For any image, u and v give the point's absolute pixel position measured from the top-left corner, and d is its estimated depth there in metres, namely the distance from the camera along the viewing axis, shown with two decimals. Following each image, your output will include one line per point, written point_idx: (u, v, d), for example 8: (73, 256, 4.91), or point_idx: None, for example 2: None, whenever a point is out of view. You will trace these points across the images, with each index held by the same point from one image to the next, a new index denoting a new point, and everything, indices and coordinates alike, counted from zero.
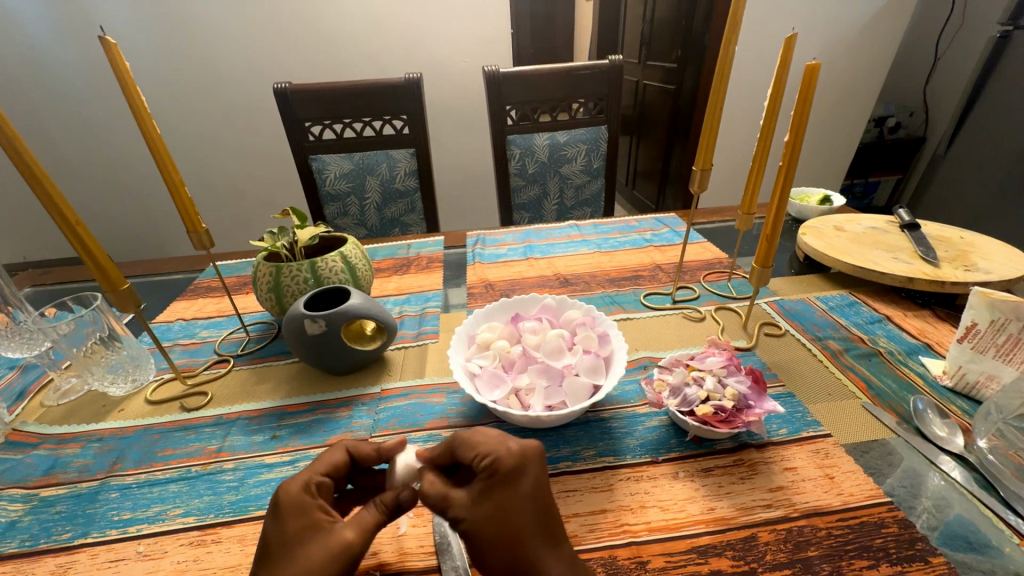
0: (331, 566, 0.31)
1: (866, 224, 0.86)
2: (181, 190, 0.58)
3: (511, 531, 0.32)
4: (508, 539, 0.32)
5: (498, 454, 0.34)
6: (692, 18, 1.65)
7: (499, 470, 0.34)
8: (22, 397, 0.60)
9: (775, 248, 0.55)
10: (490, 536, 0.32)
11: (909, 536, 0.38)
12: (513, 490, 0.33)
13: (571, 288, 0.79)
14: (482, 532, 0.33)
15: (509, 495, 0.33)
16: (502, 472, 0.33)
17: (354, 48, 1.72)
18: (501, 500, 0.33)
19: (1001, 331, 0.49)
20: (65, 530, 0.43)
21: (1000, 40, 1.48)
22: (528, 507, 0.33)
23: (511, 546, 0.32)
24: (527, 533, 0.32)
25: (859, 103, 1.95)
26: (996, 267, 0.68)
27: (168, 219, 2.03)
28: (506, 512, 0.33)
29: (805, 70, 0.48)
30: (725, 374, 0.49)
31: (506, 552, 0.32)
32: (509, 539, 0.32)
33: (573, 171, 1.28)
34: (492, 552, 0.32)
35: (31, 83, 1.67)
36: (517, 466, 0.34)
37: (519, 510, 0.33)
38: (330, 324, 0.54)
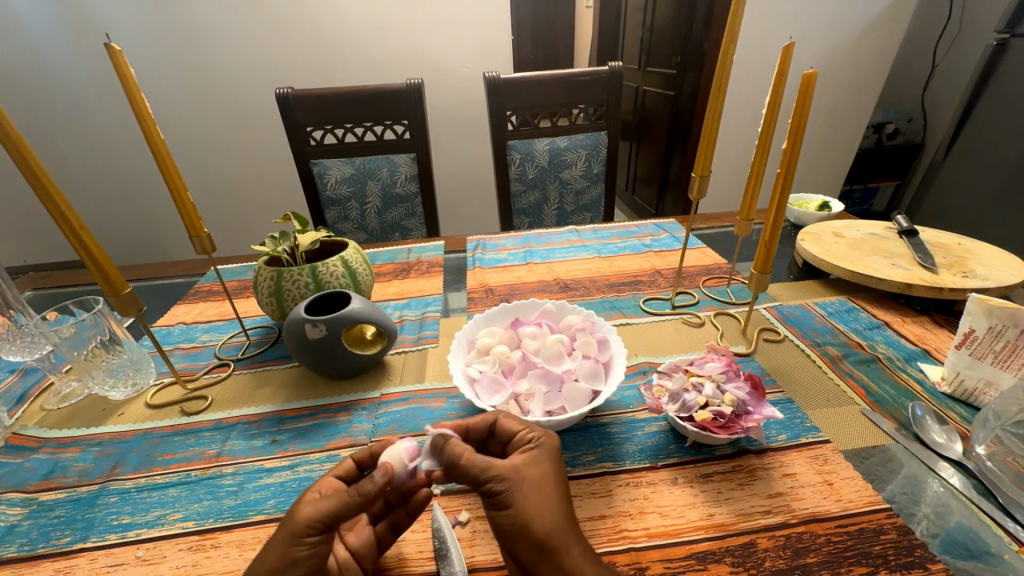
0: (282, 535, 0.34)
1: (865, 230, 0.86)
2: (184, 195, 0.58)
3: (554, 492, 0.36)
4: (552, 498, 0.36)
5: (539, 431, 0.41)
6: (692, 25, 1.66)
7: (545, 441, 0.40)
8: (22, 400, 0.60)
9: (774, 254, 0.55)
10: (538, 491, 0.36)
11: (908, 543, 0.38)
12: (554, 460, 0.39)
13: (570, 293, 0.80)
14: (531, 488, 0.36)
15: (552, 464, 0.38)
16: (548, 444, 0.39)
17: (356, 53, 1.73)
18: (547, 464, 0.38)
19: (999, 338, 0.49)
20: (64, 535, 0.43)
21: (998, 47, 1.49)
22: (563, 477, 0.38)
23: (554, 505, 0.35)
24: (564, 497, 0.37)
25: (860, 109, 1.95)
26: (993, 273, 0.69)
27: (168, 222, 2.03)
28: (550, 474, 0.37)
29: (803, 78, 0.49)
30: (724, 380, 0.49)
31: (550, 509, 0.35)
32: (553, 498, 0.36)
33: (573, 176, 1.29)
34: (536, 509, 0.35)
35: (35, 88, 1.68)
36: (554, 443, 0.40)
37: (560, 477, 0.38)
38: (331, 329, 0.54)
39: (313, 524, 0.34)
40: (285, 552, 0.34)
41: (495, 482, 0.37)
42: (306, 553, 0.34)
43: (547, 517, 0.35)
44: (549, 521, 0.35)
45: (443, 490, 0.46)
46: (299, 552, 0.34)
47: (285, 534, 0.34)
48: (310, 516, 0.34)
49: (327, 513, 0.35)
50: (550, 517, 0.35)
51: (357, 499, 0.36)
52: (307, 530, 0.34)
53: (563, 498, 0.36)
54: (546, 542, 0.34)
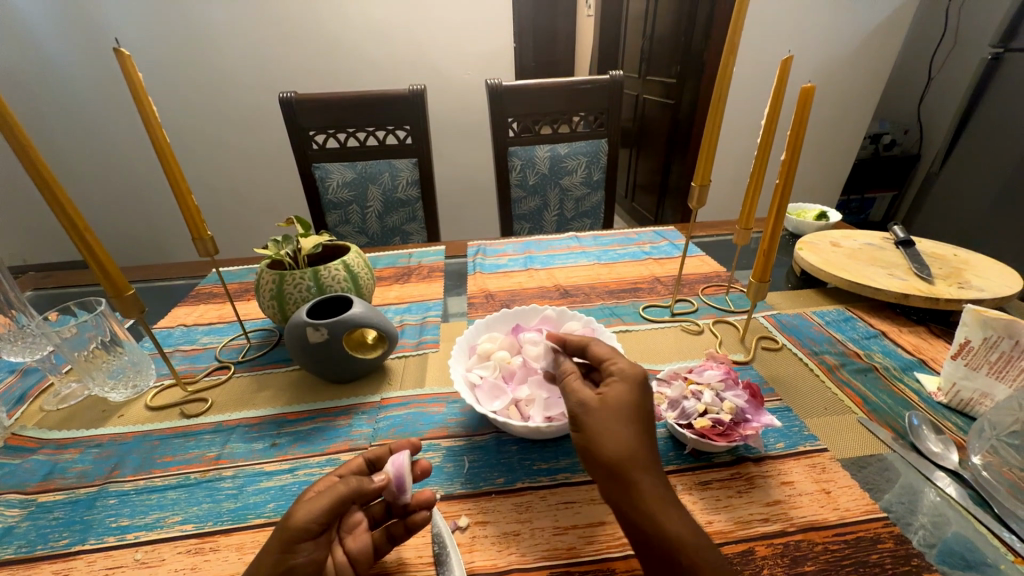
0: (275, 542, 0.34)
1: (862, 240, 0.87)
2: (187, 197, 0.59)
3: (636, 424, 0.37)
4: (632, 428, 0.37)
5: (630, 366, 0.41)
6: (692, 35, 1.69)
7: (631, 374, 0.40)
8: (22, 400, 0.60)
9: (772, 263, 0.55)
10: (618, 421, 0.37)
11: (905, 552, 0.39)
12: (641, 395, 0.39)
13: (570, 299, 0.80)
14: (611, 418, 0.37)
15: (639, 398, 0.38)
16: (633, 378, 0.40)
17: (359, 59, 1.74)
18: (633, 397, 0.38)
19: (993, 349, 0.49)
20: (62, 537, 0.43)
21: (993, 61, 1.52)
22: (648, 412, 0.38)
23: (633, 436, 0.36)
24: (645, 430, 0.37)
25: (858, 119, 1.97)
26: (989, 285, 0.69)
27: (169, 224, 2.04)
28: (635, 408, 0.38)
29: (801, 92, 0.49)
30: (723, 388, 0.49)
31: (630, 439, 0.36)
32: (632, 429, 0.36)
33: (573, 183, 1.30)
34: (614, 437, 0.36)
35: (39, 89, 1.69)
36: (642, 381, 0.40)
37: (643, 412, 0.38)
38: (332, 333, 0.55)
39: (306, 528, 0.34)
40: (278, 561, 0.33)
41: (578, 404, 0.39)
42: (302, 561, 0.34)
43: (625, 446, 0.35)
44: (626, 451, 0.35)
45: (443, 495, 0.46)
46: (295, 558, 0.34)
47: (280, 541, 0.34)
48: (304, 519, 0.34)
49: (319, 514, 0.35)
50: (626, 446, 0.35)
51: (348, 494, 0.36)
52: (300, 536, 0.34)
53: (644, 431, 0.37)
54: (619, 468, 0.35)
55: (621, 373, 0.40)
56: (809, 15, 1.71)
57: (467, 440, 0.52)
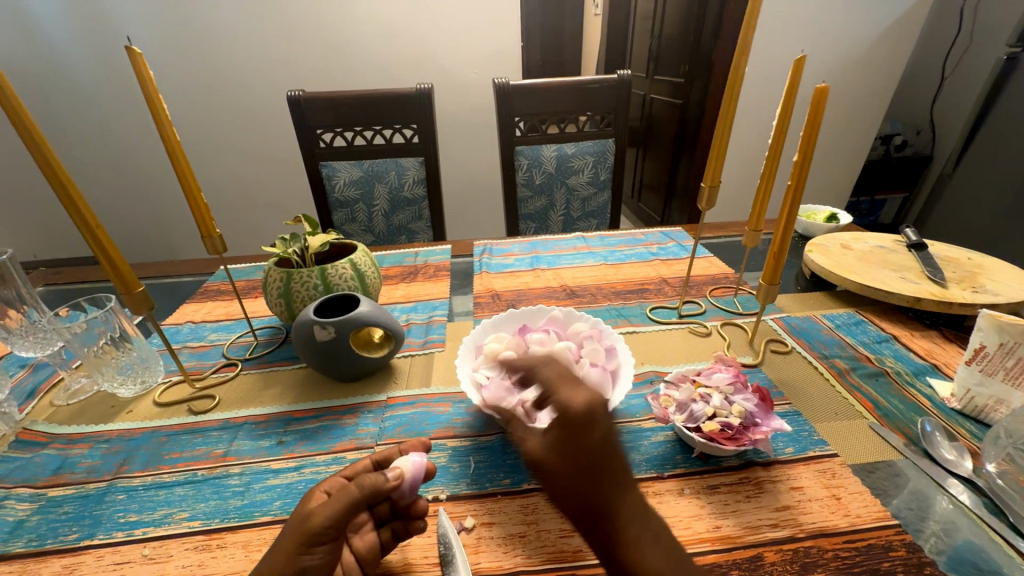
0: (289, 541, 0.34)
1: (873, 243, 0.86)
2: (197, 195, 0.59)
3: (585, 469, 0.32)
4: (581, 475, 0.32)
5: (574, 401, 0.37)
6: (700, 35, 1.67)
7: (570, 410, 0.36)
8: (32, 395, 0.61)
9: (783, 265, 0.55)
10: (566, 470, 0.33)
11: (917, 560, 0.38)
12: (585, 433, 0.34)
13: (577, 299, 0.80)
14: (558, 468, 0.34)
15: (581, 438, 0.34)
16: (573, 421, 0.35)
17: (367, 57, 1.75)
18: (575, 440, 0.34)
19: (1009, 355, 0.48)
20: (71, 531, 0.43)
21: (1008, 61, 1.49)
22: (599, 448, 0.33)
23: (584, 481, 0.32)
24: (598, 468, 0.32)
25: (869, 120, 1.95)
26: (1004, 289, 0.68)
27: (177, 221, 2.06)
28: (580, 449, 0.33)
29: (815, 92, 0.49)
30: (731, 392, 0.49)
31: (581, 487, 0.32)
32: (581, 476, 0.32)
33: (579, 183, 1.29)
34: (567, 488, 0.32)
35: (51, 87, 1.71)
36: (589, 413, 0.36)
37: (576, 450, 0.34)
38: (340, 332, 0.55)
39: (320, 531, 0.34)
40: (292, 561, 0.33)
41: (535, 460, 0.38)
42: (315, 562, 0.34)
43: (578, 494, 0.32)
44: (582, 499, 0.31)
45: (449, 495, 0.46)
46: (308, 560, 0.33)
47: (293, 542, 0.33)
48: (318, 521, 0.34)
49: (334, 516, 0.34)
50: (582, 495, 0.31)
51: (361, 497, 0.35)
52: (317, 538, 0.34)
53: (594, 472, 0.32)
54: (580, 517, 0.31)
55: (564, 414, 0.36)
56: (820, 15, 1.69)
57: (473, 440, 0.52)
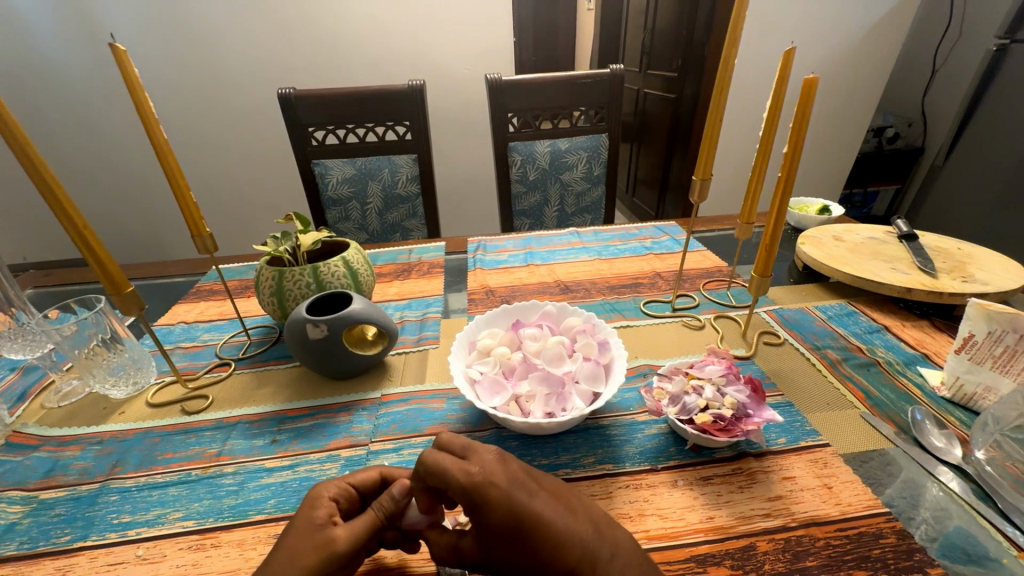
0: (313, 560, 0.33)
1: (865, 234, 0.87)
2: (187, 195, 0.59)
3: (512, 534, 0.31)
4: (518, 537, 0.30)
5: (467, 474, 0.32)
6: (693, 29, 1.67)
7: (474, 490, 0.31)
8: (22, 398, 0.60)
9: (774, 257, 0.55)
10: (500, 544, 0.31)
11: (907, 547, 0.39)
12: (491, 508, 0.31)
13: (571, 295, 0.80)
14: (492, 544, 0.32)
15: (491, 511, 0.31)
16: (473, 498, 0.31)
17: (356, 54, 1.73)
18: (487, 517, 0.31)
19: (998, 343, 0.49)
20: (64, 533, 0.43)
21: (999, 52, 1.50)
22: (517, 507, 0.31)
23: (524, 544, 0.30)
24: (526, 525, 0.30)
25: (861, 112, 1.96)
26: (994, 278, 0.69)
27: (169, 221, 2.04)
28: (500, 521, 0.31)
29: (804, 83, 0.49)
30: (724, 383, 0.49)
31: (520, 550, 0.31)
32: (514, 542, 0.31)
33: (573, 178, 1.29)
34: (518, 560, 0.31)
35: (38, 87, 1.68)
36: (487, 479, 0.32)
37: (496, 528, 0.31)
38: (332, 330, 0.54)
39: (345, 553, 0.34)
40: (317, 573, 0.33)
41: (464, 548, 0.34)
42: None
43: (524, 557, 0.31)
44: (528, 559, 0.31)
45: None
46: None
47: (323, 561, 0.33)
48: (344, 543, 0.34)
49: (357, 538, 0.35)
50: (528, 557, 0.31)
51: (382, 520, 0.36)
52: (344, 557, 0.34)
53: (523, 532, 0.30)
54: None
55: (458, 497, 0.32)
56: (811, 8, 1.69)
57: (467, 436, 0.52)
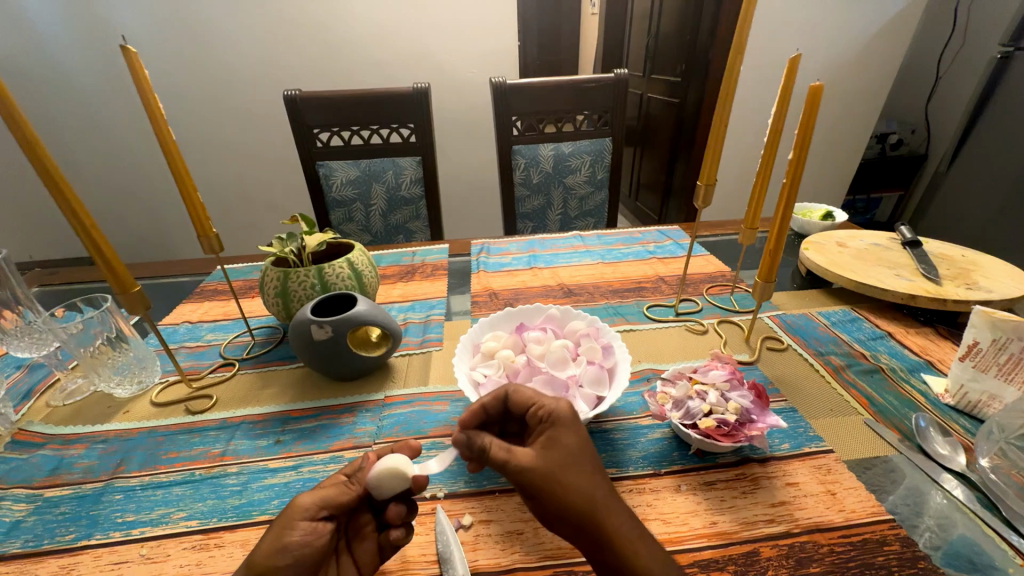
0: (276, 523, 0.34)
1: (868, 241, 0.87)
2: (193, 195, 0.59)
3: (572, 461, 0.34)
4: (571, 470, 0.33)
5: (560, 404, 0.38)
6: (696, 34, 1.68)
7: (559, 414, 0.37)
8: (28, 396, 0.60)
9: (778, 263, 0.55)
10: (545, 470, 0.33)
11: (911, 555, 0.38)
12: (568, 432, 0.36)
13: (574, 298, 0.80)
14: (537, 468, 0.33)
15: (567, 434, 0.36)
16: (557, 419, 0.37)
17: (362, 57, 1.74)
18: (559, 439, 0.35)
19: (1002, 351, 0.49)
20: (68, 532, 0.43)
21: (1002, 60, 1.50)
22: (580, 451, 0.35)
23: (572, 481, 0.32)
24: (581, 469, 0.33)
25: (865, 118, 1.95)
26: (997, 286, 0.69)
27: (174, 221, 2.05)
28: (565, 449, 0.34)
29: (810, 90, 0.49)
30: (727, 389, 0.49)
31: (574, 478, 0.33)
32: (570, 469, 0.33)
33: (577, 182, 1.29)
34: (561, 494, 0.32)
35: (45, 86, 1.70)
36: (572, 418, 0.37)
37: (563, 448, 0.34)
38: (337, 331, 0.55)
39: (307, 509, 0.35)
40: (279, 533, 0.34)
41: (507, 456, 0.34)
42: (298, 539, 0.34)
43: (559, 493, 0.32)
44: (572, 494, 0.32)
45: (446, 493, 0.46)
46: (293, 535, 0.34)
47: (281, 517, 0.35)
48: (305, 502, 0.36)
49: (319, 498, 0.36)
50: (562, 496, 0.32)
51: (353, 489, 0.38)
52: (303, 512, 0.35)
53: (582, 464, 0.34)
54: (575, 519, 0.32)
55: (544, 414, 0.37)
56: (815, 14, 1.70)
57: None
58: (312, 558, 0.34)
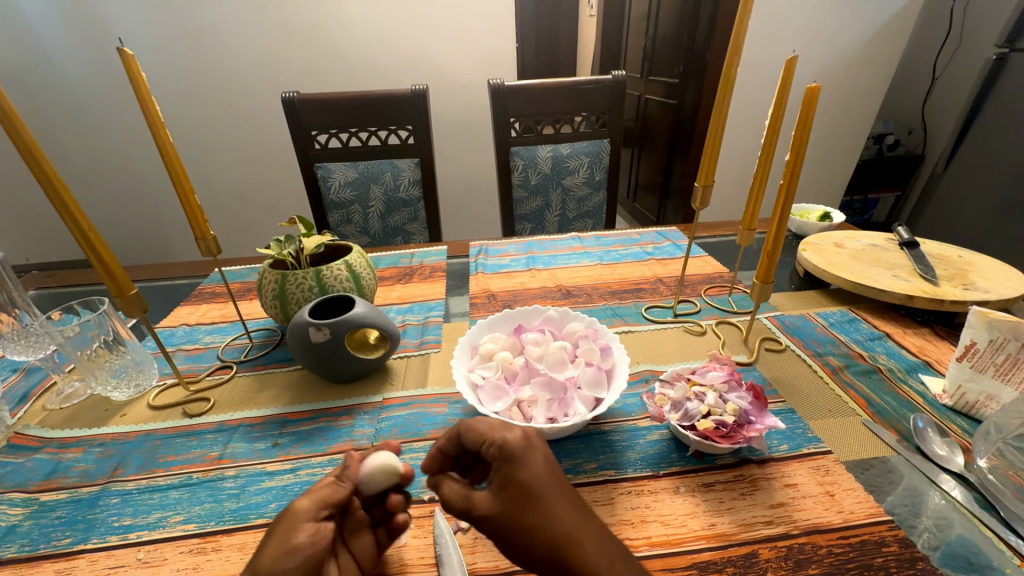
0: (279, 533, 0.33)
1: (865, 241, 0.87)
2: (191, 198, 0.59)
3: (527, 500, 0.30)
4: (526, 514, 0.30)
5: (509, 432, 0.34)
6: (694, 35, 1.68)
7: (511, 447, 0.33)
8: (24, 399, 0.60)
9: (776, 264, 0.55)
10: (502, 517, 0.30)
11: (909, 556, 0.38)
12: (518, 468, 0.31)
13: (572, 300, 0.80)
14: (495, 516, 0.31)
15: (518, 470, 0.31)
16: (507, 453, 0.32)
17: (360, 58, 1.74)
18: (510, 479, 0.31)
19: (1000, 351, 0.49)
20: (64, 536, 0.43)
21: (998, 61, 1.51)
22: (536, 489, 0.30)
23: (532, 528, 0.29)
24: (538, 510, 0.30)
25: (863, 119, 1.96)
26: (994, 286, 0.69)
27: (172, 224, 2.05)
28: (516, 492, 0.31)
29: (807, 92, 0.49)
30: (725, 390, 0.49)
31: (533, 522, 0.29)
32: (526, 512, 0.30)
33: (575, 183, 1.30)
34: (523, 540, 0.30)
35: (42, 88, 1.69)
36: (525, 445, 0.33)
37: (515, 488, 0.31)
38: (335, 333, 0.54)
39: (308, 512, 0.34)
40: (283, 543, 0.32)
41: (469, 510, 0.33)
42: (304, 540, 0.33)
43: (525, 538, 0.30)
44: (535, 538, 0.29)
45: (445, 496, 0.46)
46: (298, 536, 0.33)
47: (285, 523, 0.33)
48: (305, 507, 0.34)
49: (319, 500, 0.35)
50: (527, 540, 0.30)
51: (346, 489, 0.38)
52: (305, 513, 0.34)
53: (539, 501, 0.30)
54: (545, 564, 0.29)
55: (495, 450, 0.33)
56: (813, 16, 1.70)
57: None
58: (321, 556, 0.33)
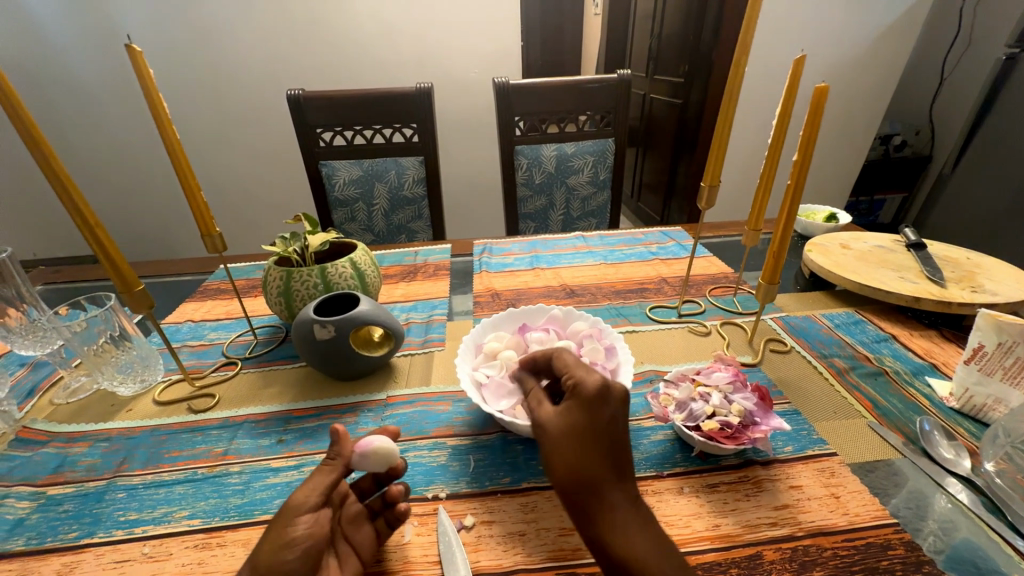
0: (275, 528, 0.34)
1: (872, 243, 0.86)
2: (197, 195, 0.59)
3: (579, 442, 0.36)
4: (576, 449, 0.35)
5: (592, 379, 0.38)
6: (700, 34, 1.67)
7: (583, 391, 0.37)
8: (32, 393, 0.61)
9: (782, 265, 0.55)
10: (555, 442, 0.37)
11: (916, 559, 0.38)
12: (588, 413, 0.36)
13: (576, 299, 0.80)
14: (551, 438, 0.37)
15: (587, 413, 0.37)
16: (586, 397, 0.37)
17: (365, 56, 1.74)
18: (576, 417, 0.37)
19: (1008, 354, 0.48)
20: (71, 530, 0.43)
21: (1008, 61, 1.49)
22: (592, 434, 0.36)
23: (572, 460, 0.35)
24: (586, 451, 0.35)
25: (870, 119, 1.94)
26: (1003, 289, 0.68)
27: (176, 220, 2.05)
28: (574, 431, 0.36)
29: (815, 91, 0.48)
30: (730, 391, 0.49)
31: (577, 459, 0.35)
32: (576, 448, 0.36)
33: (579, 182, 1.29)
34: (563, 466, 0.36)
35: (50, 84, 1.70)
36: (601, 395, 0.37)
37: (577, 427, 0.36)
38: (339, 331, 0.55)
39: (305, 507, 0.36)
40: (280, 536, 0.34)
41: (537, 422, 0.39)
42: (302, 533, 0.35)
43: (563, 467, 0.36)
44: (573, 472, 0.35)
45: (448, 494, 0.46)
46: (296, 529, 0.35)
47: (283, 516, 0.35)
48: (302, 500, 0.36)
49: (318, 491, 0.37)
50: (564, 470, 0.36)
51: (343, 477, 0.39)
52: (302, 508, 0.35)
53: (588, 446, 0.35)
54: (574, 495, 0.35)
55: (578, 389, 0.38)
56: (820, 15, 1.69)
57: (473, 439, 0.52)
58: (319, 547, 0.35)
